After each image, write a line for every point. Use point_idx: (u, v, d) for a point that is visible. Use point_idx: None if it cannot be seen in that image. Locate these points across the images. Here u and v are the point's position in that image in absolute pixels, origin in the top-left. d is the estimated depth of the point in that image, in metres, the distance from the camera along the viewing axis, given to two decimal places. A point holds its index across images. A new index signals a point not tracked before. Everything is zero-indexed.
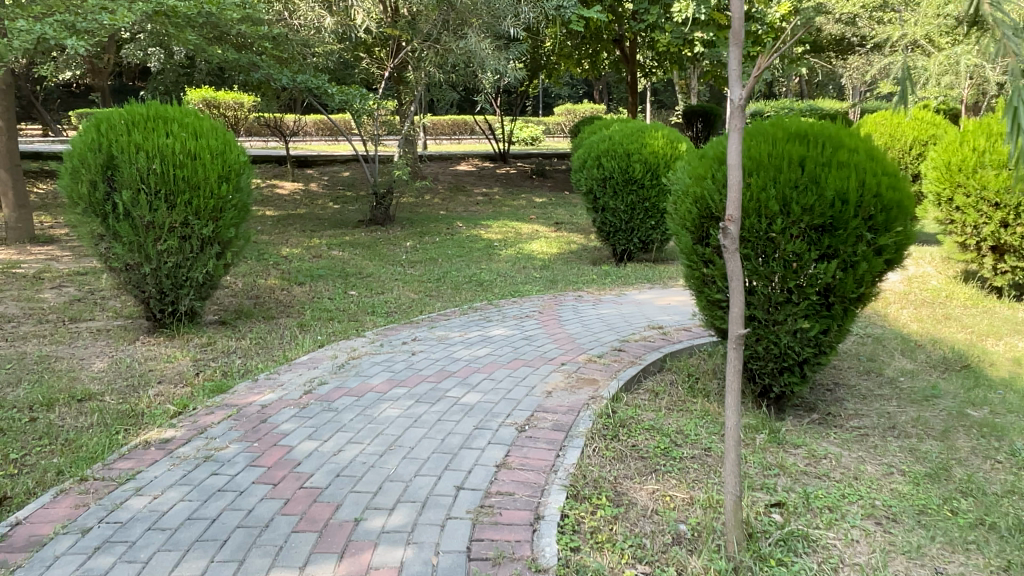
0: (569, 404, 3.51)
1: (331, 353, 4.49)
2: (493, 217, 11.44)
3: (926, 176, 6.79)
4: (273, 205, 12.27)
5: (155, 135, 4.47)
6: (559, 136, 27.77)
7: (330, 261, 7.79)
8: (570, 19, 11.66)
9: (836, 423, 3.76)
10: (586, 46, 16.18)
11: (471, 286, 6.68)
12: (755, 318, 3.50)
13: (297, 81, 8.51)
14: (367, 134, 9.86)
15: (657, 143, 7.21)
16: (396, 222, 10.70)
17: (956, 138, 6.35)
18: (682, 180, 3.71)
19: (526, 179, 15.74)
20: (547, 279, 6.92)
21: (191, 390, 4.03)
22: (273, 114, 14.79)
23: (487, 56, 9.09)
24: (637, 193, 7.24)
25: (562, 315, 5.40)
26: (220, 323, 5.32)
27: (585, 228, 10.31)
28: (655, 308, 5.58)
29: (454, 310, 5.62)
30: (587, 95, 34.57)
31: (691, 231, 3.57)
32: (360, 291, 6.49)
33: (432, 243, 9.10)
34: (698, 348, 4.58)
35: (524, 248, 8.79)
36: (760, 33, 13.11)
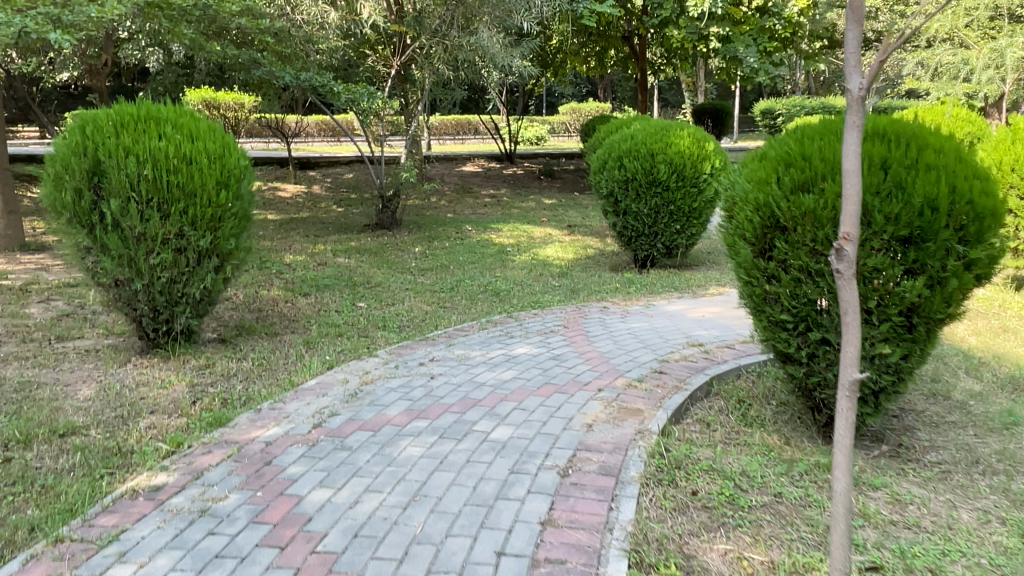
0: (615, 441, 3.08)
1: (342, 377, 4.07)
2: (503, 220, 11.03)
3: None
4: (275, 208, 11.86)
5: (146, 137, 4.07)
6: (564, 136, 27.37)
7: (336, 269, 7.37)
8: (581, 14, 11.27)
9: (912, 457, 3.34)
10: (593, 42, 15.74)
11: (487, 296, 6.26)
12: (826, 342, 3.09)
13: (301, 79, 8.02)
14: (372, 135, 9.44)
15: (683, 142, 6.80)
16: (403, 226, 10.29)
17: (1007, 135, 5.98)
18: (738, 184, 3.30)
19: (534, 180, 15.32)
20: (567, 288, 6.50)
21: (188, 422, 3.61)
22: (274, 115, 14.41)
23: (499, 51, 8.72)
24: (662, 195, 6.82)
25: (589, 330, 4.97)
26: (219, 342, 4.90)
27: (600, 231, 9.89)
28: (689, 322, 5.16)
29: (472, 325, 5.20)
30: (592, 93, 34.13)
31: (750, 242, 3.16)
32: (368, 303, 6.07)
33: (443, 248, 8.68)
34: (745, 369, 4.15)
35: (539, 253, 8.38)
36: (777, 28, 12.70)
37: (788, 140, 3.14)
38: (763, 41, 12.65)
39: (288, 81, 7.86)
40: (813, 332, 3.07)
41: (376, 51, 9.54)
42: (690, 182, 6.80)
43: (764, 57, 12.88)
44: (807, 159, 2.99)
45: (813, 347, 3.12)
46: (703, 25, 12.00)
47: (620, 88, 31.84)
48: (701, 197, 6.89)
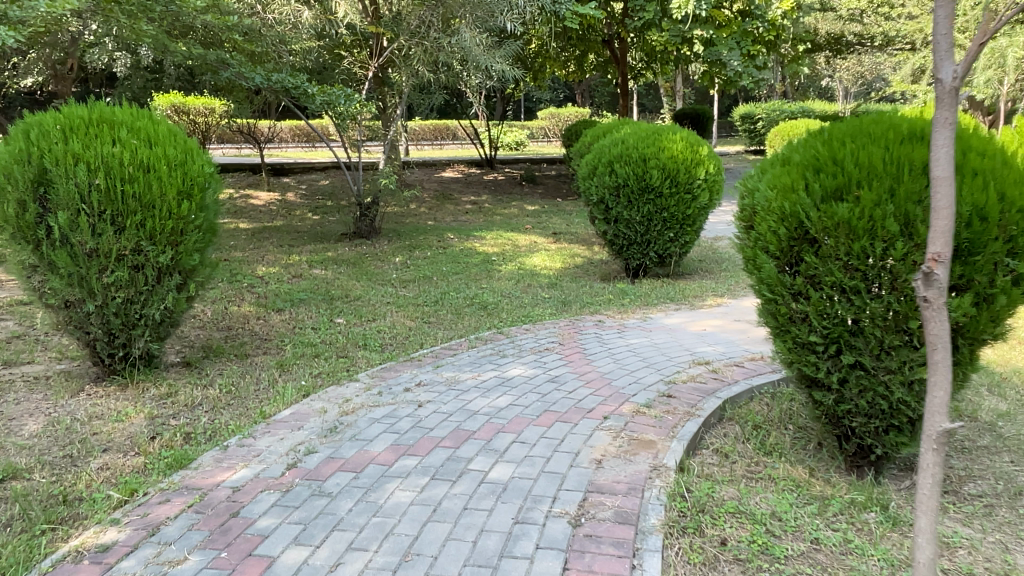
0: (628, 479, 2.75)
1: (319, 407, 3.68)
2: (485, 227, 10.69)
3: None
4: (247, 216, 11.40)
5: (99, 143, 3.67)
6: (543, 141, 27.17)
7: (312, 282, 6.98)
8: (564, 16, 11.00)
9: (949, 489, 3.06)
10: (573, 46, 15.47)
11: (474, 310, 5.92)
12: (859, 366, 2.79)
13: (273, 80, 7.56)
14: (349, 140, 9.08)
15: (677, 146, 6.50)
16: (382, 235, 9.91)
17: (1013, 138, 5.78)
18: (756, 191, 3.00)
19: (515, 185, 15.01)
20: (557, 300, 6.17)
21: (145, 462, 3.21)
22: (246, 120, 13.94)
23: (480, 53, 8.41)
24: (655, 202, 6.53)
25: (587, 347, 4.64)
26: (184, 366, 4.49)
27: (586, 238, 9.60)
28: (692, 337, 4.85)
29: (459, 343, 4.85)
30: (570, 98, 34.01)
31: (773, 257, 2.86)
32: (347, 318, 5.70)
33: (424, 258, 8.32)
34: (757, 390, 3.84)
35: (525, 262, 8.06)
36: (761, 31, 12.55)
37: (815, 144, 2.85)
38: (747, 44, 12.45)
39: (259, 83, 7.40)
40: (844, 356, 2.77)
41: (352, 52, 9.24)
42: (684, 188, 6.50)
43: (748, 60, 12.70)
44: (839, 164, 2.69)
45: (844, 372, 2.82)
46: (687, 28, 11.79)
47: (598, 92, 31.71)
48: (695, 203, 6.59)
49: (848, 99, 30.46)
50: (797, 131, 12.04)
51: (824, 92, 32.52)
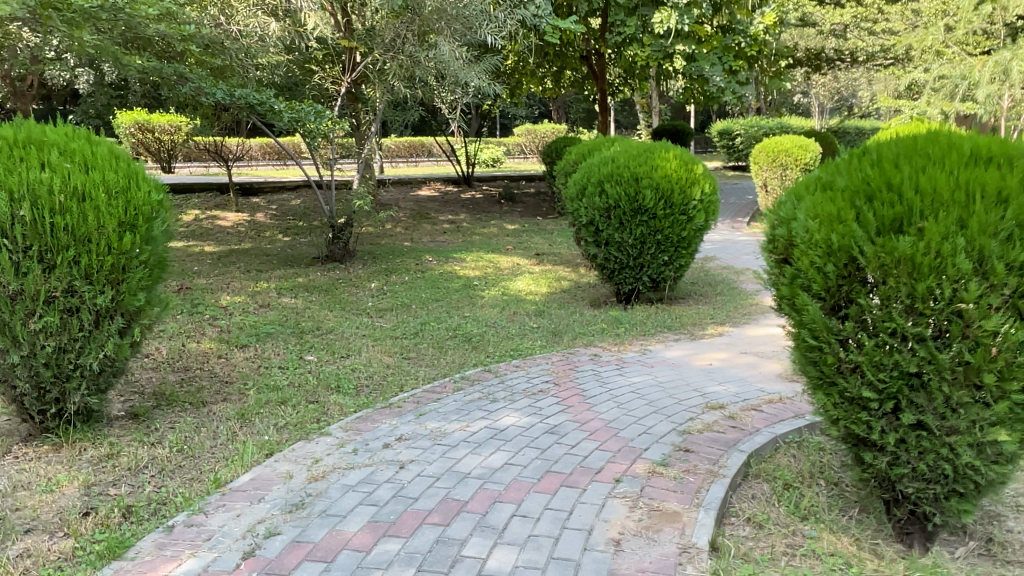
0: (653, 567, 2.30)
1: (283, 471, 3.18)
2: (464, 248, 10.25)
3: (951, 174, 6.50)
4: (214, 238, 10.84)
5: (24, 167, 3.15)
6: (520, 157, 26.92)
7: (281, 312, 6.47)
8: (545, 30, 10.67)
9: (1014, 559, 2.66)
10: (550, 62, 15.19)
11: (457, 343, 5.45)
12: (920, 426, 2.39)
13: (236, 95, 7.04)
14: (320, 159, 8.62)
15: (670, 164, 6.12)
16: (356, 257, 9.40)
17: None
18: (791, 219, 2.60)
19: (494, 204, 14.59)
20: (547, 330, 5.73)
21: (74, 546, 2.68)
22: (212, 137, 13.38)
23: (461, 69, 8.04)
24: (649, 223, 6.13)
25: (586, 388, 4.19)
26: (130, 419, 3.96)
27: (570, 259, 9.21)
28: (699, 374, 4.43)
29: (443, 385, 4.37)
30: (545, 115, 33.88)
31: (815, 298, 2.46)
32: (319, 355, 5.20)
33: (401, 283, 7.85)
34: (782, 439, 3.41)
35: (509, 286, 7.62)
36: (743, 46, 12.37)
37: (862, 167, 2.46)
38: (729, 60, 12.11)
39: (221, 98, 6.89)
40: (904, 415, 2.37)
41: (323, 67, 8.77)
42: (679, 209, 6.11)
43: (730, 77, 12.36)
44: (895, 190, 2.30)
45: (902, 433, 2.41)
46: (670, 42, 11.54)
47: (573, 108, 31.57)
48: (690, 225, 6.21)
49: (822, 116, 30.66)
50: (782, 147, 11.83)
51: (798, 108, 32.71)
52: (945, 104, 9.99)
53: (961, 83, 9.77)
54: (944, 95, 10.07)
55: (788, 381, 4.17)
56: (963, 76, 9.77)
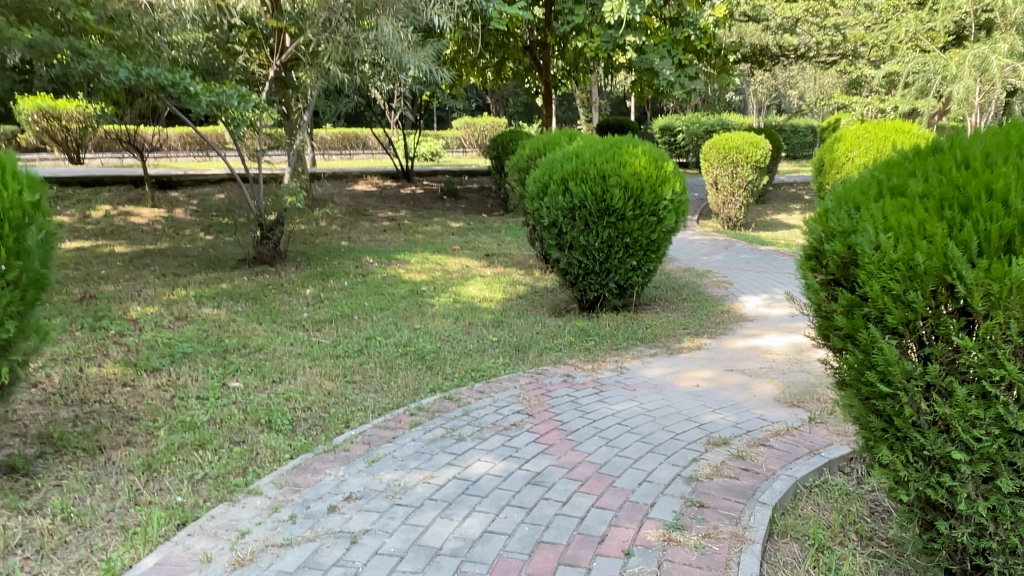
0: None
1: (200, 552, 2.48)
2: (407, 248, 9.54)
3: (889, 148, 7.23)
4: (126, 237, 9.78)
5: None
6: (458, 151, 26.23)
7: (201, 326, 5.65)
8: (491, 16, 10.03)
9: None
10: (492, 53, 14.58)
11: (409, 362, 4.80)
12: (1019, 493, 1.89)
13: (144, 75, 6.10)
14: (246, 151, 7.79)
15: (640, 161, 5.61)
16: (288, 259, 8.56)
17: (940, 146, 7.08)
18: (847, 231, 2.09)
19: (435, 200, 13.90)
20: (508, 345, 5.14)
21: None
22: (124, 125, 12.19)
23: (404, 50, 7.35)
24: (616, 225, 5.61)
25: (565, 420, 3.61)
26: (3, 475, 3.16)
27: (522, 261, 8.65)
28: (687, 398, 3.91)
29: (396, 420, 3.71)
30: (483, 109, 33.28)
31: (888, 333, 1.96)
32: (246, 380, 4.48)
33: (340, 289, 7.11)
34: (802, 484, 2.92)
35: (460, 291, 7.01)
36: (692, 39, 11.96)
37: (946, 172, 1.96)
38: (678, 53, 11.79)
39: (125, 78, 5.96)
40: (1000, 479, 1.88)
41: (249, 51, 8.20)
42: (648, 210, 5.60)
43: (679, 71, 12.09)
44: (997, 201, 1.80)
45: (995, 502, 1.92)
46: (620, 33, 11.11)
47: (512, 100, 31.03)
48: (660, 227, 5.70)
49: (758, 114, 31.10)
50: (732, 143, 11.56)
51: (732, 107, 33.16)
52: (917, 100, 9.64)
53: (933, 78, 9.31)
54: (916, 92, 9.59)
55: (789, 407, 3.70)
56: (936, 71, 9.26)
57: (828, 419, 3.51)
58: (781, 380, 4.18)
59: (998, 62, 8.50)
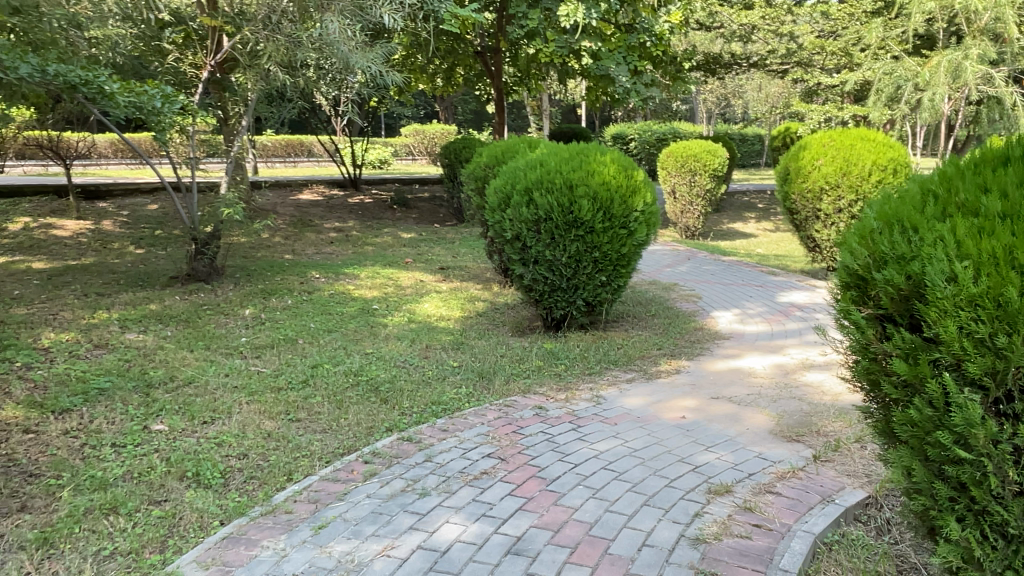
0: None
1: None
2: (356, 261, 9.00)
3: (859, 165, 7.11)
4: (45, 251, 8.93)
5: None
6: (407, 159, 25.63)
7: (122, 356, 5.01)
8: (444, 18, 9.56)
9: None
10: (442, 60, 14.11)
11: (361, 394, 4.29)
12: None
13: (53, 74, 5.33)
14: (178, 157, 7.15)
15: (609, 170, 5.23)
16: (225, 275, 7.90)
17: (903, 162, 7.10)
18: (904, 256, 1.72)
19: (385, 210, 13.34)
20: (470, 371, 4.67)
21: None
22: (45, 129, 11.26)
23: (351, 50, 6.82)
24: (585, 238, 5.21)
25: (543, 465, 3.16)
26: None
27: (479, 274, 8.20)
28: (676, 433, 3.52)
29: (348, 471, 3.20)
30: (431, 116, 32.73)
31: (968, 386, 1.58)
32: (172, 422, 3.90)
33: (283, 309, 6.51)
34: (821, 539, 2.55)
35: (414, 309, 6.52)
36: (649, 46, 11.75)
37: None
38: (633, 59, 11.55)
39: (33, 77, 5.23)
40: None
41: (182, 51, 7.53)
42: (619, 222, 5.22)
43: (635, 78, 11.84)
44: None
45: None
46: (576, 38, 10.77)
47: (461, 108, 30.60)
48: (630, 240, 5.32)
49: (705, 122, 31.47)
50: (689, 151, 11.40)
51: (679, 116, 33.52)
52: (885, 107, 9.58)
53: (904, 84, 9.26)
54: (885, 99, 9.51)
55: (789, 443, 3.34)
56: (906, 77, 9.21)
57: (834, 457, 3.16)
58: (774, 409, 3.83)
59: (974, 68, 8.50)
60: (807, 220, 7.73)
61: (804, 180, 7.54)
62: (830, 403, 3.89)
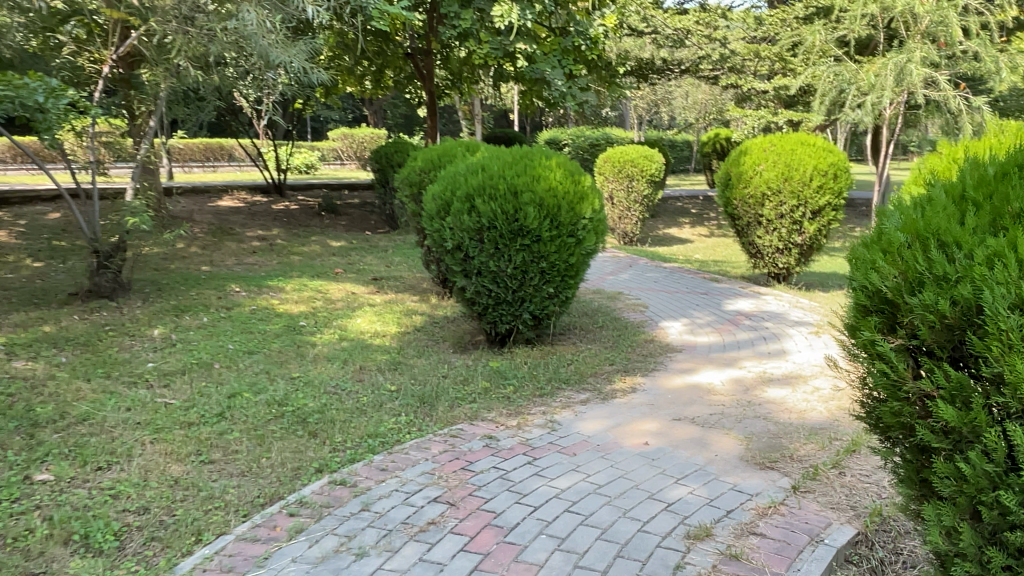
0: None
1: None
2: (281, 273, 8.39)
3: (801, 170, 7.06)
4: None
5: None
6: (336, 163, 24.80)
7: (4, 388, 4.33)
8: (372, 16, 9.02)
9: None
10: (370, 61, 13.54)
11: (287, 428, 3.80)
12: None
13: None
14: (76, 160, 6.42)
15: (554, 175, 4.91)
16: (134, 291, 7.19)
17: (842, 168, 7.08)
18: (947, 277, 1.44)
19: (313, 216, 12.69)
20: (410, 397, 4.24)
21: None
22: None
23: (271, 45, 6.26)
24: (531, 247, 4.85)
25: (499, 510, 2.77)
26: None
27: (415, 285, 7.75)
28: (641, 463, 3.19)
29: (269, 527, 2.72)
30: (360, 120, 31.89)
31: None
32: (60, 470, 3.31)
33: (198, 328, 5.90)
34: None
35: (346, 325, 6.02)
36: (584, 48, 11.49)
37: None
38: (569, 63, 11.27)
39: None
40: None
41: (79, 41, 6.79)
42: (566, 230, 4.90)
43: (570, 81, 11.59)
44: None
45: None
46: (511, 40, 10.42)
47: (391, 112, 29.92)
48: (579, 249, 5.00)
49: (636, 128, 31.82)
50: (626, 157, 11.28)
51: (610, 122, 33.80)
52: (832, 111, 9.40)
53: (847, 88, 9.18)
54: (829, 102, 9.46)
55: (763, 471, 3.07)
56: (848, 81, 9.17)
57: (814, 487, 2.90)
58: (741, 432, 3.56)
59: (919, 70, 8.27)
60: (749, 227, 7.63)
61: (745, 184, 7.46)
62: (798, 422, 3.65)
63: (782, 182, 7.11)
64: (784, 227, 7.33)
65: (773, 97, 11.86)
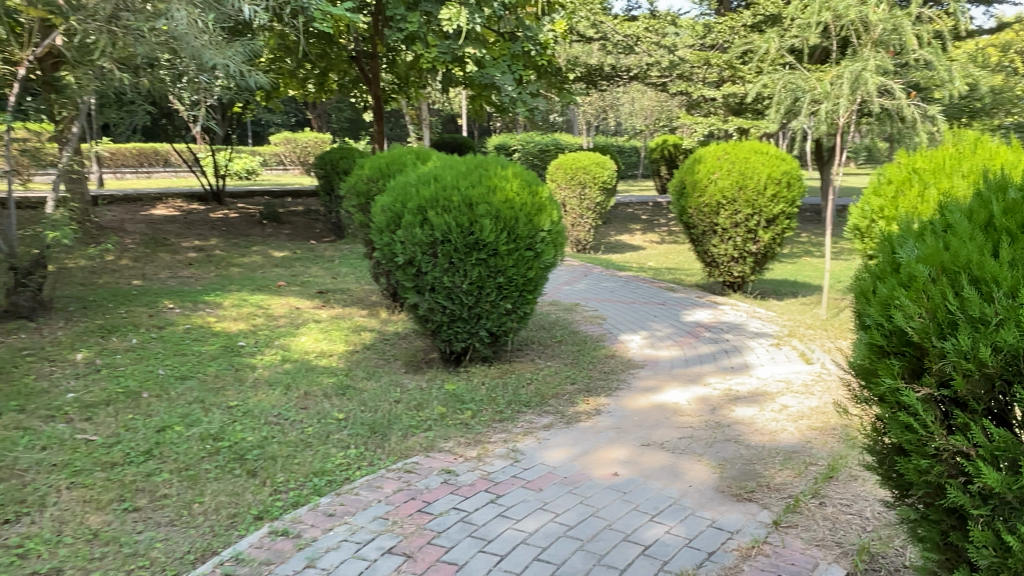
0: None
1: None
2: (219, 287, 7.90)
3: (755, 179, 7.01)
4: None
5: None
6: (277, 168, 24.01)
7: None
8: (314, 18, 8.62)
9: None
10: (313, 64, 13.08)
11: (223, 466, 3.45)
12: None
13: None
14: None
15: (511, 186, 4.69)
16: (54, 309, 6.63)
17: (795, 177, 7.07)
18: (985, 320, 1.41)
19: (254, 225, 12.16)
20: (360, 425, 3.94)
21: None
22: None
23: (204, 46, 6.03)
24: (487, 262, 4.60)
25: (462, 563, 2.50)
26: None
27: (362, 298, 7.41)
28: (613, 499, 2.98)
29: None
30: (302, 125, 31.08)
31: None
32: None
33: (125, 350, 5.44)
34: None
35: (290, 344, 5.66)
36: (533, 53, 11.30)
37: None
38: (518, 68, 11.04)
39: None
40: None
41: None
42: (524, 243, 4.67)
43: (520, 87, 11.37)
44: None
45: None
46: (460, 44, 10.13)
47: (336, 116, 29.23)
48: (537, 262, 4.78)
49: (583, 134, 31.88)
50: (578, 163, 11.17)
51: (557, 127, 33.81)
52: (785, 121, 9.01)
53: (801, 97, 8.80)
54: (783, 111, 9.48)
55: (741, 503, 2.90)
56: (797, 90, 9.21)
57: (796, 521, 2.74)
58: (713, 458, 3.38)
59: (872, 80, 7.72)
60: (704, 235, 7.55)
61: (699, 193, 7.36)
62: (770, 445, 3.50)
63: (736, 191, 7.04)
64: (738, 236, 7.29)
65: (722, 105, 11.90)
